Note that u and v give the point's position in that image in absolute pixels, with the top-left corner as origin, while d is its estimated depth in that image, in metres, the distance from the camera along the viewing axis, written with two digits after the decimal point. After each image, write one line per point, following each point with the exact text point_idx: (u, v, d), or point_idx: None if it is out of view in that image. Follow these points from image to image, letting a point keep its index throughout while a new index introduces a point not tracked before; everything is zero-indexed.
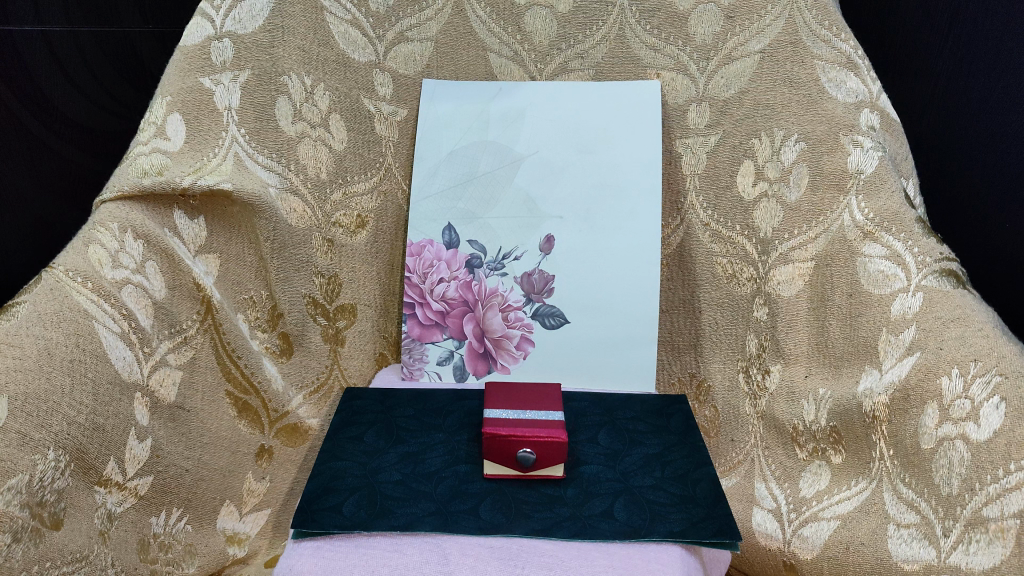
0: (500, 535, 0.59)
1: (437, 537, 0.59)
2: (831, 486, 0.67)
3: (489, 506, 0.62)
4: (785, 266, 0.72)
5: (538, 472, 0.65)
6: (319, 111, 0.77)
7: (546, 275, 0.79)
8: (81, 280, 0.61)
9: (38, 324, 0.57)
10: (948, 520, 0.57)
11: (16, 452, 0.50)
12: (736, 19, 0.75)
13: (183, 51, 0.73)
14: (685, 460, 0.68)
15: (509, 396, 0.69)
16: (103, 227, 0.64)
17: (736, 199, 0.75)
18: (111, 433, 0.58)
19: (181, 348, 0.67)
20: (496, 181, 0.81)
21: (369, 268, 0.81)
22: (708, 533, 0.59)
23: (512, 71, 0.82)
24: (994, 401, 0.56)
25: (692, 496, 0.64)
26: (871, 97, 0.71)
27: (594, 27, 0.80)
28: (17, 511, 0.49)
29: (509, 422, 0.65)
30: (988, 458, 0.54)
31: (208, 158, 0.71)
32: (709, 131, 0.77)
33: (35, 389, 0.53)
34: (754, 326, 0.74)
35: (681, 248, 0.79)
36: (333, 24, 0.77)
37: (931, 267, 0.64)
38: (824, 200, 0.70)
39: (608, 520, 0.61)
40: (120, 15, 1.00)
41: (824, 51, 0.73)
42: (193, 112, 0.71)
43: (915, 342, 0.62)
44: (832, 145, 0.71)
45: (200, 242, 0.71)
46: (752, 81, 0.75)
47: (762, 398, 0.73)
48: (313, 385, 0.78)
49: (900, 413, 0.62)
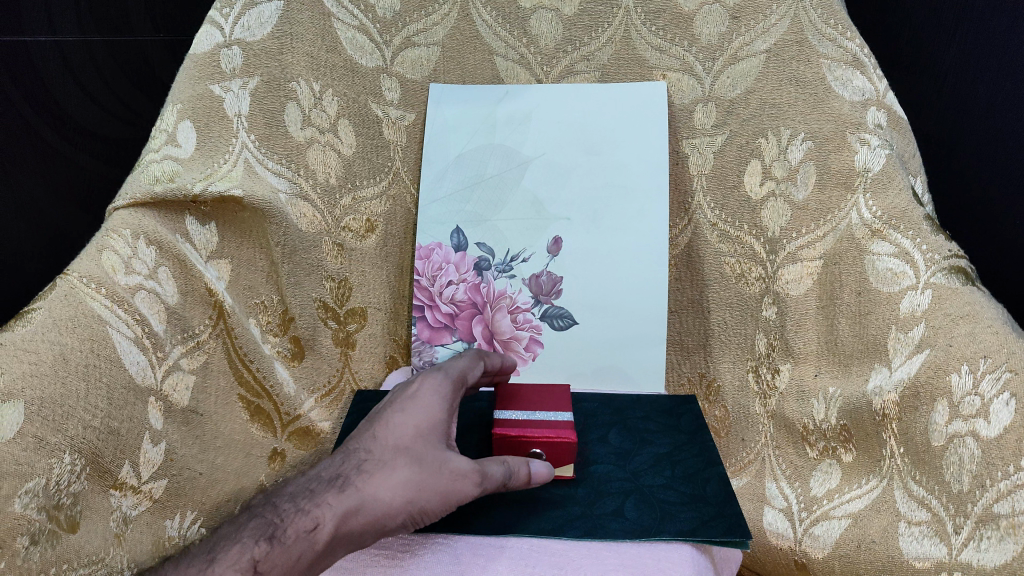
0: (510, 535, 0.61)
1: (447, 538, 0.62)
2: (842, 484, 0.67)
3: (500, 506, 0.64)
4: (794, 265, 0.72)
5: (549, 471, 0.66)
6: (328, 116, 0.77)
7: (554, 276, 0.80)
8: (95, 286, 0.62)
9: (52, 330, 0.58)
10: (959, 517, 0.57)
11: (33, 457, 0.52)
12: (740, 19, 0.76)
13: (193, 59, 0.74)
14: (694, 460, 0.68)
15: (518, 396, 0.69)
16: (116, 234, 0.65)
17: (744, 199, 0.75)
18: (125, 437, 0.59)
19: (194, 353, 0.67)
20: (505, 184, 0.81)
21: (379, 271, 0.80)
22: (717, 532, 0.61)
23: (518, 74, 0.82)
24: (1005, 398, 0.56)
25: (702, 495, 0.65)
26: (877, 96, 0.71)
27: (600, 30, 0.80)
28: (34, 515, 0.51)
29: (520, 422, 0.65)
30: (999, 455, 0.55)
31: (218, 164, 0.72)
32: (715, 132, 0.77)
33: (50, 394, 0.55)
34: (763, 325, 0.74)
35: (689, 248, 0.79)
36: (341, 30, 0.78)
37: (940, 264, 0.64)
38: (832, 199, 0.70)
39: (618, 519, 0.63)
40: (131, 24, 1.05)
41: (830, 50, 0.72)
42: (203, 119, 0.73)
43: (925, 339, 0.62)
44: (838, 143, 0.70)
45: (211, 247, 0.72)
46: (758, 80, 0.75)
47: (772, 397, 0.73)
48: (325, 388, 0.78)
49: (910, 411, 0.62)
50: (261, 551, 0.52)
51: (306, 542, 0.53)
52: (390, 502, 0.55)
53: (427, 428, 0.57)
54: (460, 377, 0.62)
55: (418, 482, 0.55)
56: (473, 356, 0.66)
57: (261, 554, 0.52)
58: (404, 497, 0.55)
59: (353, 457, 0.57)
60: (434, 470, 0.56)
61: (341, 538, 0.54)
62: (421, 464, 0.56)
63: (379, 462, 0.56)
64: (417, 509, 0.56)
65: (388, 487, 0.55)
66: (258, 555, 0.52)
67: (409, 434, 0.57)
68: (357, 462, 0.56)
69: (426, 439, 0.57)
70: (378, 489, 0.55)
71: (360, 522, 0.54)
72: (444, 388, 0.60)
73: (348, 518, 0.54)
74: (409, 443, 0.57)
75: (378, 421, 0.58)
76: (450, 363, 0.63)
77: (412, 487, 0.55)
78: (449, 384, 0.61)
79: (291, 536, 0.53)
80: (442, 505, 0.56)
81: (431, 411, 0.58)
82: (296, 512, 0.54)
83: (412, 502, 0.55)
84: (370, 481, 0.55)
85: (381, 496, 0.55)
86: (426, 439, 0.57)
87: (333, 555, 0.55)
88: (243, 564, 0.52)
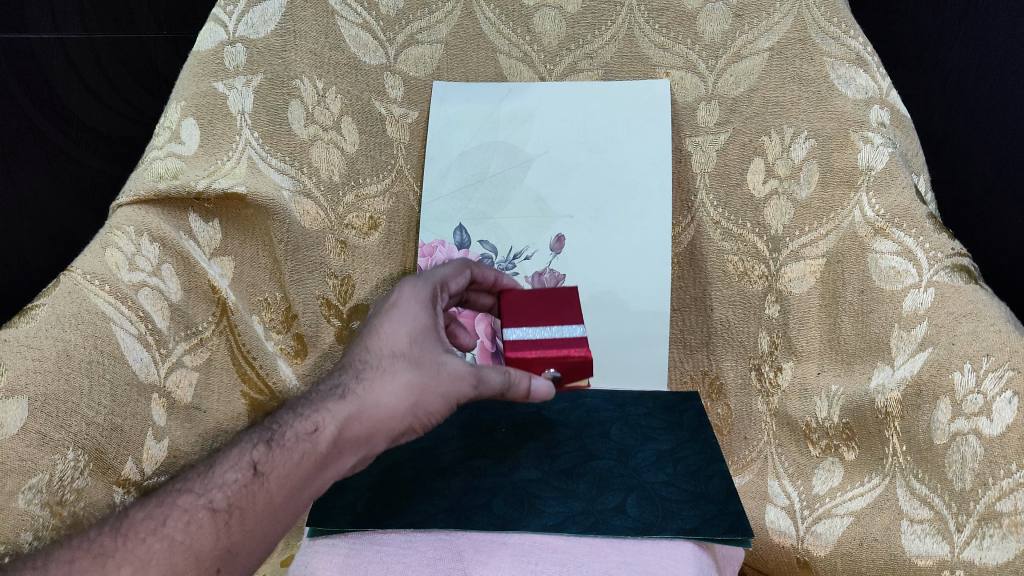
0: (511, 531, 0.62)
1: (449, 534, 0.62)
2: (844, 483, 0.67)
3: (502, 501, 0.65)
4: (797, 263, 0.72)
5: (568, 381, 0.72)
6: (331, 114, 0.77)
7: (557, 275, 0.80)
8: (98, 283, 0.62)
9: (55, 326, 0.58)
10: (961, 515, 0.57)
11: (37, 452, 0.53)
12: (744, 17, 0.75)
13: (196, 56, 0.74)
14: (697, 457, 0.69)
15: (524, 312, 0.72)
16: (119, 231, 0.65)
17: (747, 197, 0.75)
18: (129, 434, 0.59)
19: (197, 349, 0.68)
20: (507, 181, 0.81)
21: (382, 269, 0.79)
22: (719, 530, 0.62)
23: (522, 72, 0.82)
24: (1006, 396, 0.56)
25: (704, 493, 0.66)
26: (881, 94, 0.71)
27: (603, 28, 0.80)
28: (38, 511, 0.52)
29: (535, 343, 0.70)
30: (1001, 453, 0.55)
31: (223, 161, 0.72)
32: (719, 130, 0.76)
33: (53, 391, 0.55)
34: (766, 323, 0.74)
35: (692, 247, 0.78)
36: (344, 28, 0.78)
37: (943, 263, 0.64)
38: (835, 197, 0.70)
39: (620, 515, 0.64)
40: (134, 21, 1.04)
41: (834, 49, 0.72)
42: (207, 116, 0.73)
43: (927, 337, 0.62)
44: (841, 142, 0.70)
45: (215, 245, 0.72)
46: (762, 78, 0.74)
47: (774, 395, 0.73)
48: None
49: (912, 409, 0.62)
50: (261, 454, 0.57)
51: (307, 442, 0.58)
52: (392, 406, 0.61)
53: (417, 332, 0.64)
54: (440, 285, 0.69)
55: (417, 384, 0.61)
56: (456, 264, 0.72)
57: (260, 456, 0.57)
58: (405, 402, 0.61)
59: (350, 370, 0.63)
60: (434, 373, 0.62)
61: (343, 441, 0.60)
62: (419, 369, 0.62)
63: (376, 370, 0.62)
64: (420, 412, 0.62)
65: (387, 391, 0.61)
66: (259, 456, 0.57)
67: (402, 341, 0.63)
68: (355, 372, 0.62)
69: (421, 345, 0.63)
70: (378, 395, 0.61)
71: (364, 425, 0.61)
72: (428, 299, 0.66)
73: (350, 422, 0.60)
74: (405, 350, 0.63)
75: (370, 332, 0.65)
76: (434, 274, 0.70)
77: (413, 390, 0.61)
78: (434, 292, 0.68)
79: (291, 439, 0.58)
80: (442, 406, 0.62)
81: (419, 318, 0.65)
82: (296, 417, 0.60)
83: (415, 405, 0.62)
84: (370, 388, 0.61)
85: (383, 402, 0.61)
86: (420, 345, 0.63)
87: (338, 458, 0.60)
88: (243, 466, 0.57)
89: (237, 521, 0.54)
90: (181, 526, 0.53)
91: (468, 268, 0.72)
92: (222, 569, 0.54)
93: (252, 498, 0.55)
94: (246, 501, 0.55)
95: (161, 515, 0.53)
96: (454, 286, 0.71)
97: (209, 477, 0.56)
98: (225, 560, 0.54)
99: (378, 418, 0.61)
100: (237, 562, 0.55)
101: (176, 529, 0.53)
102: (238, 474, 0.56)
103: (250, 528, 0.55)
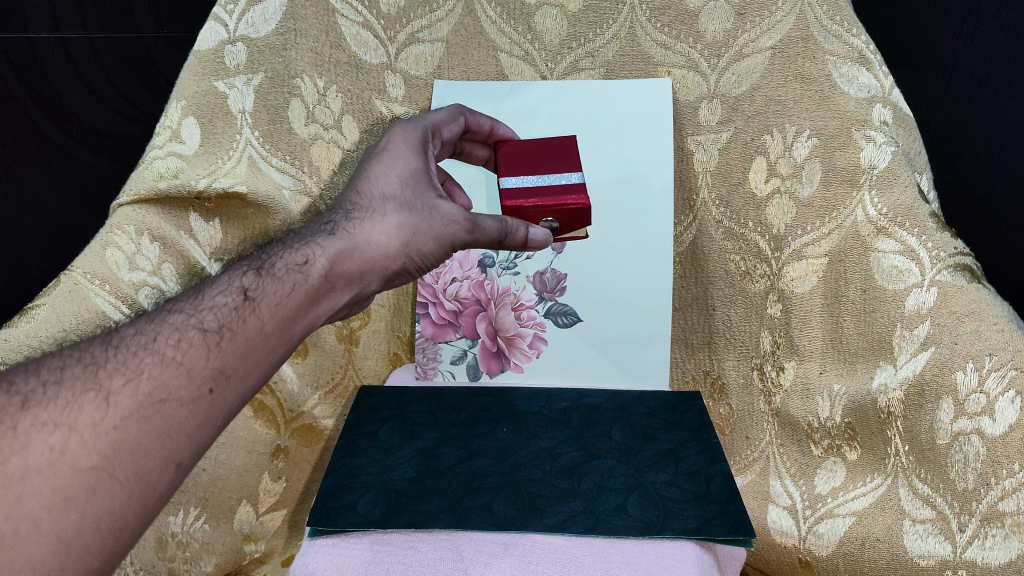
0: (511, 531, 0.62)
1: (449, 534, 0.62)
2: (847, 482, 0.67)
3: (503, 501, 0.65)
4: (798, 263, 0.71)
5: (567, 230, 0.75)
6: (332, 113, 0.77)
7: (558, 274, 0.80)
8: (99, 282, 0.63)
9: (56, 326, 0.60)
10: (963, 515, 0.58)
11: None
12: (746, 15, 0.74)
13: (196, 55, 0.73)
14: (699, 457, 0.69)
15: (522, 162, 0.74)
16: (120, 230, 0.66)
17: (749, 196, 0.75)
18: None
19: None
20: None
21: None
22: (722, 530, 0.61)
23: (523, 71, 0.81)
24: (1010, 396, 0.56)
25: (706, 493, 0.65)
26: (883, 93, 0.70)
27: (605, 26, 0.79)
28: None
29: (533, 191, 0.71)
30: (1003, 452, 0.55)
31: (223, 160, 0.72)
32: (721, 128, 0.76)
33: None
34: (767, 322, 0.73)
35: (693, 246, 0.79)
36: (345, 26, 0.77)
37: (945, 262, 0.63)
38: (836, 197, 0.70)
39: (622, 515, 0.63)
40: (134, 20, 1.04)
41: (835, 47, 0.71)
42: (208, 115, 0.72)
43: (929, 338, 0.62)
44: (844, 141, 0.70)
45: (215, 243, 0.71)
46: (764, 77, 0.74)
47: (776, 395, 0.72)
48: (328, 385, 0.79)
49: (915, 408, 0.62)
50: (251, 281, 0.56)
51: (299, 274, 0.57)
52: (385, 245, 0.62)
53: (409, 177, 0.66)
54: (430, 133, 0.70)
55: (410, 225, 0.63)
56: (451, 110, 0.73)
57: (250, 283, 0.56)
58: (398, 242, 0.63)
59: (340, 210, 0.63)
60: (426, 215, 0.64)
61: (335, 276, 0.59)
62: (411, 213, 0.64)
63: (367, 212, 0.63)
64: (413, 252, 0.64)
65: (379, 230, 0.62)
66: (249, 281, 0.57)
67: (393, 184, 0.65)
68: (346, 212, 0.63)
69: (412, 189, 0.65)
70: (370, 233, 0.62)
71: (356, 262, 0.61)
72: (418, 149, 0.68)
73: (340, 258, 0.60)
74: (395, 192, 0.64)
75: (362, 176, 0.66)
76: (423, 120, 0.71)
77: (406, 229, 0.63)
78: (424, 138, 0.70)
79: (283, 269, 0.57)
80: (434, 249, 0.65)
81: (410, 163, 0.67)
82: (286, 249, 0.59)
83: (408, 246, 0.63)
84: (362, 226, 0.62)
85: (375, 240, 0.62)
86: (411, 190, 0.65)
87: (331, 294, 0.60)
88: (233, 291, 0.56)
89: (229, 341, 0.53)
90: (172, 344, 0.51)
91: (462, 116, 0.73)
92: (216, 389, 0.51)
93: (242, 321, 0.54)
94: (236, 323, 0.54)
95: (152, 332, 0.52)
96: (446, 133, 0.72)
97: (199, 301, 0.55)
98: (218, 380, 0.51)
99: (369, 256, 0.62)
100: (231, 385, 0.52)
101: (167, 345, 0.51)
102: (228, 297, 0.55)
103: (243, 351, 0.53)
